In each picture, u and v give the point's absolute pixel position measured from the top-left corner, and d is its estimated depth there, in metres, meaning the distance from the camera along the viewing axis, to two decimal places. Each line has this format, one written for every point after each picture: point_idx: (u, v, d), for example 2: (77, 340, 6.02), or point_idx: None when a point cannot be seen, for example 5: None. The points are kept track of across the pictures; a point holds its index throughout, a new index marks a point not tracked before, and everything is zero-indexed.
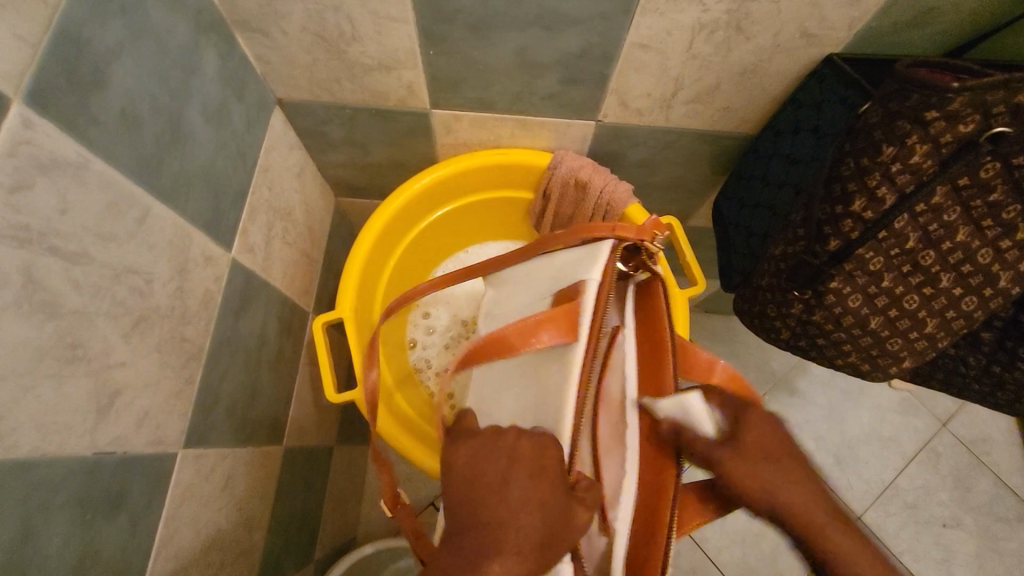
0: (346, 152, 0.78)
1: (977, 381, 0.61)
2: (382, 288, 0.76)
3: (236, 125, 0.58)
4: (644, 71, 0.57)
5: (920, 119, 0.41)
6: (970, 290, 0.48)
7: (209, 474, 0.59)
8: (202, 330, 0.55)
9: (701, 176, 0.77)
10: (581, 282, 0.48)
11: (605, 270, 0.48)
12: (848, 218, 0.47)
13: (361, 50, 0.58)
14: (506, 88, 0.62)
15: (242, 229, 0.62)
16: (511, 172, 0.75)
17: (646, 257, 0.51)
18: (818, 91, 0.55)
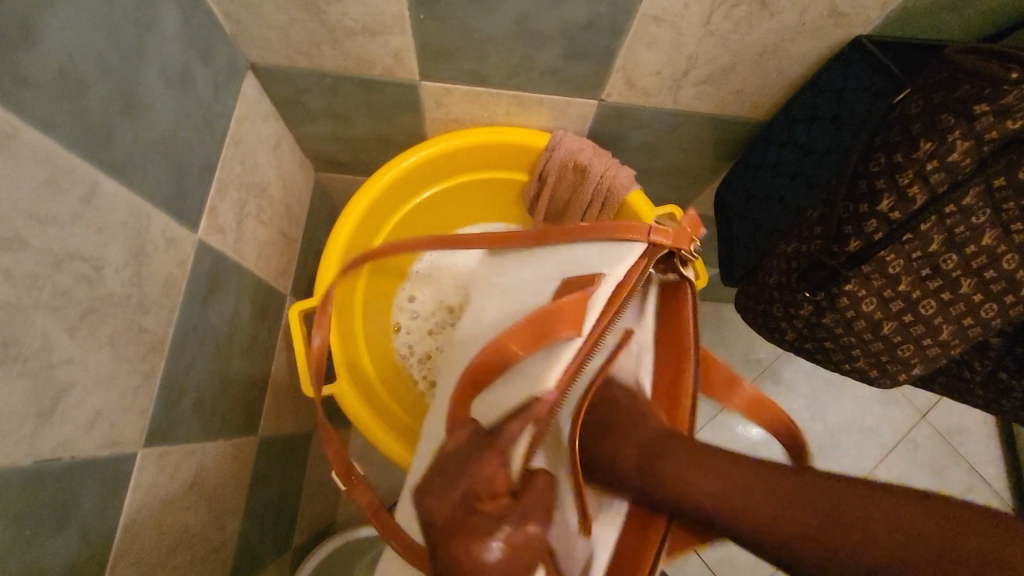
0: (327, 124, 0.72)
1: (981, 387, 0.60)
2: (366, 272, 0.71)
3: (202, 91, 0.52)
4: (655, 47, 0.53)
5: (966, 113, 0.38)
6: (990, 297, 0.44)
7: (175, 471, 0.54)
8: (164, 319, 0.50)
9: (703, 162, 0.73)
10: (599, 275, 0.44)
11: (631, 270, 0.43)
12: (873, 218, 0.44)
13: (342, 12, 0.52)
14: (503, 60, 0.57)
15: (210, 207, 0.57)
16: (507, 152, 0.70)
17: (680, 265, 0.43)
18: (841, 76, 0.51)
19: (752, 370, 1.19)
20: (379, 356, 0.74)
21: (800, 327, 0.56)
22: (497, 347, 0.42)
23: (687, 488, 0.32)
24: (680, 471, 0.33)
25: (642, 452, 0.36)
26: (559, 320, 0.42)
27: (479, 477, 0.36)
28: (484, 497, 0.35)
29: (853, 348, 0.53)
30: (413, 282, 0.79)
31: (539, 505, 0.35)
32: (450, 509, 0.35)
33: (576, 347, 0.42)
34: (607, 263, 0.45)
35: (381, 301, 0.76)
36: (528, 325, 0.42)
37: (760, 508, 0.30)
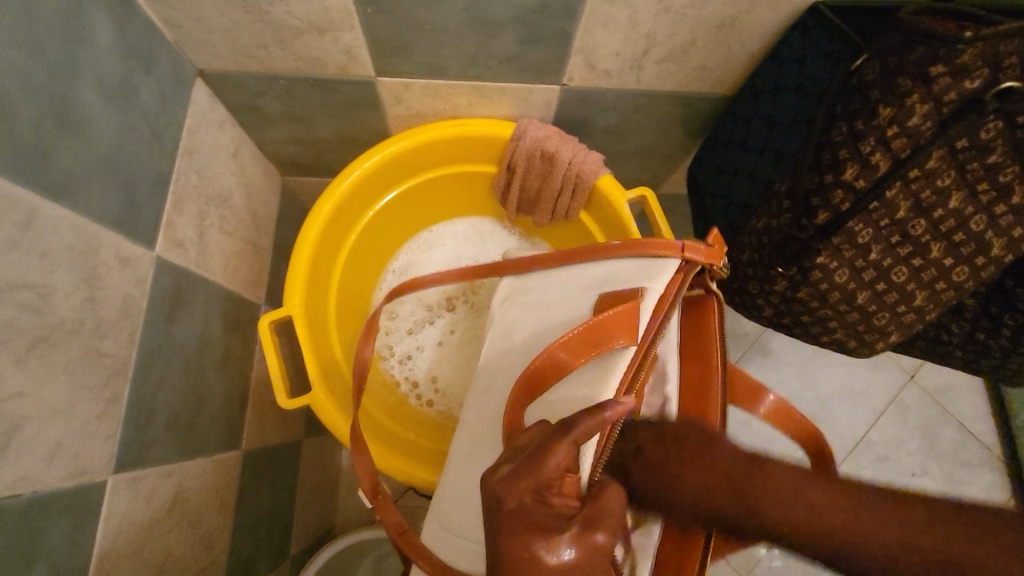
0: (287, 127, 0.70)
1: (960, 349, 0.59)
2: (338, 277, 0.70)
3: (147, 103, 0.50)
4: (611, 27, 0.51)
5: (924, 75, 0.37)
6: (961, 260, 0.45)
7: (150, 494, 0.53)
8: (124, 341, 0.49)
9: (673, 141, 0.72)
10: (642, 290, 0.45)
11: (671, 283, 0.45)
12: (839, 187, 0.43)
13: (286, 10, 0.50)
14: (459, 50, 0.55)
15: (167, 222, 0.55)
16: (473, 145, 0.68)
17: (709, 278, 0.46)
18: (801, 46, 0.50)
19: (740, 344, 1.19)
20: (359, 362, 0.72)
21: (776, 304, 0.55)
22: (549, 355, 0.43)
23: (716, 458, 0.33)
24: (770, 484, 0.31)
25: (671, 446, 0.35)
26: (614, 330, 0.42)
27: (547, 468, 0.32)
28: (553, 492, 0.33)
29: (829, 321, 0.53)
30: (389, 283, 0.79)
31: (609, 516, 0.33)
32: (519, 502, 0.32)
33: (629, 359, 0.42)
34: (640, 279, 0.46)
35: (358, 305, 0.75)
36: (582, 336, 0.42)
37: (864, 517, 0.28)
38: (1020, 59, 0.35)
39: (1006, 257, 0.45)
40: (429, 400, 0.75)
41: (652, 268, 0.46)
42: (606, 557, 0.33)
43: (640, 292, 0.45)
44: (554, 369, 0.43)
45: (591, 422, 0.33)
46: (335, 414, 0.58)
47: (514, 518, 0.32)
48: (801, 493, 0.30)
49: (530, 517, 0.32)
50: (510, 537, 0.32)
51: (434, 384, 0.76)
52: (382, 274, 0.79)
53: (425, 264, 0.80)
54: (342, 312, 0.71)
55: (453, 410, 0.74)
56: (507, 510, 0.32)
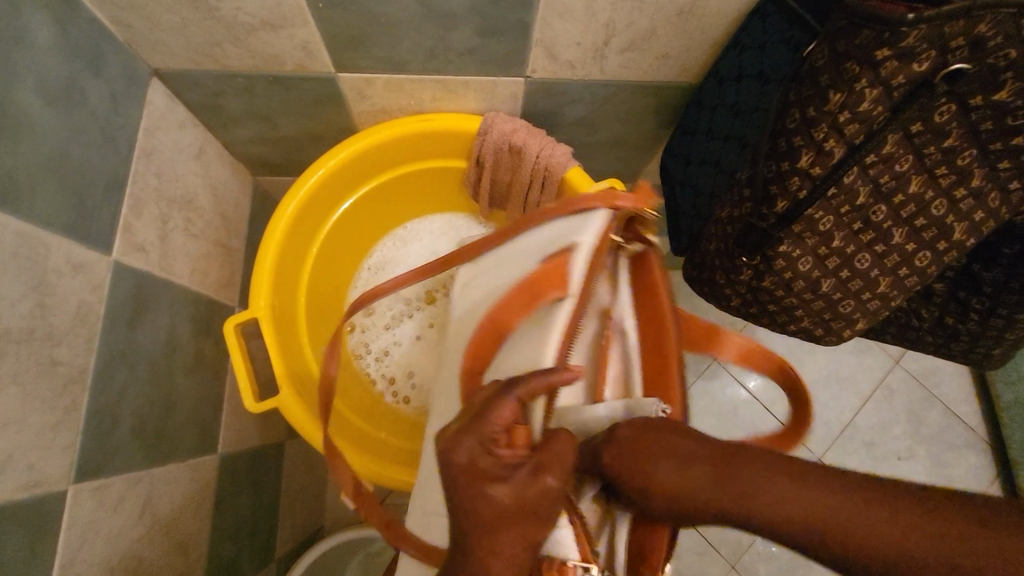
0: (251, 126, 0.69)
1: (930, 334, 0.60)
2: (308, 276, 0.69)
3: (96, 105, 0.49)
4: (569, 17, 0.50)
5: (870, 59, 0.36)
6: (924, 245, 0.45)
7: (117, 502, 0.53)
8: (81, 349, 0.48)
9: (645, 131, 0.71)
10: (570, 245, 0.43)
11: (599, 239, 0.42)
12: (795, 175, 0.42)
13: (236, 6, 0.49)
14: (417, 44, 0.54)
15: (125, 226, 0.54)
16: (440, 140, 0.67)
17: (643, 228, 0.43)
18: (760, 32, 0.49)
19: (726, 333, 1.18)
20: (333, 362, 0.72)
21: (745, 294, 0.55)
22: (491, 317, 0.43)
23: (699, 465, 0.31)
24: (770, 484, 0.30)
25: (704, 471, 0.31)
26: (547, 281, 0.41)
27: (493, 419, 0.33)
28: (500, 445, 0.33)
29: (796, 309, 0.53)
30: (365, 280, 0.77)
31: (558, 461, 0.32)
32: (467, 453, 0.32)
33: (565, 313, 0.40)
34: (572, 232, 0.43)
35: (330, 304, 0.74)
36: (520, 292, 0.42)
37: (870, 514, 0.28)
38: (968, 40, 0.34)
39: (967, 241, 0.45)
40: (406, 397, 0.75)
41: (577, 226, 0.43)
42: (558, 502, 0.32)
43: (571, 247, 0.42)
44: (500, 326, 0.43)
45: (535, 381, 0.34)
46: (302, 417, 0.58)
47: (459, 472, 0.32)
48: (804, 493, 0.29)
49: (477, 473, 0.32)
50: (457, 493, 0.32)
51: (412, 381, 0.75)
52: (358, 270, 0.78)
53: (400, 261, 0.78)
54: (313, 312, 0.70)
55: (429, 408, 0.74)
56: (455, 463, 0.32)
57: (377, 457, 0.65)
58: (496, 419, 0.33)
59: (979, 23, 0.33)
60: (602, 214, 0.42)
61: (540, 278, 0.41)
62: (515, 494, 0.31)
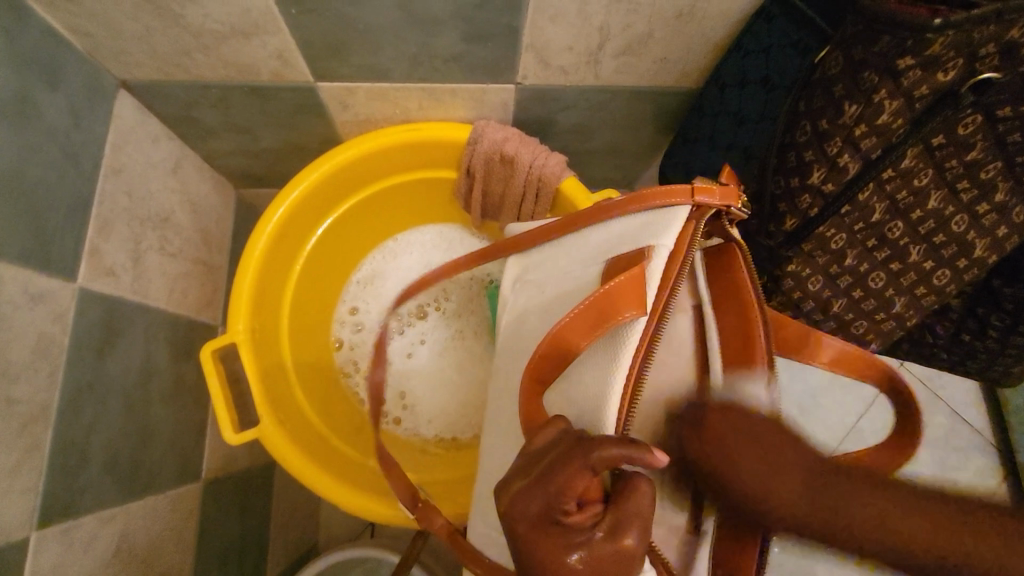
0: (230, 138, 0.66)
1: (945, 350, 0.57)
2: (290, 296, 0.66)
3: (53, 121, 0.46)
4: (561, 21, 0.47)
5: (890, 69, 0.33)
6: (942, 263, 0.42)
7: (89, 543, 0.50)
8: (42, 385, 0.45)
9: (642, 138, 0.68)
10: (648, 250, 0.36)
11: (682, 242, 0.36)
12: (806, 192, 0.39)
13: (202, 14, 0.45)
14: (400, 51, 0.51)
15: (92, 249, 0.51)
16: (428, 150, 0.64)
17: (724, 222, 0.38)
18: (766, 34, 0.46)
19: None
20: (320, 384, 0.68)
21: None
22: (555, 339, 0.34)
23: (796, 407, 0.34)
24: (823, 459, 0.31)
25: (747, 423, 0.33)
26: (621, 297, 0.33)
27: (567, 485, 0.29)
28: (569, 510, 0.30)
29: None
30: (354, 294, 0.74)
31: (635, 517, 0.30)
32: (536, 512, 0.30)
33: (640, 334, 0.34)
34: (642, 234, 0.38)
35: (314, 323, 0.70)
36: (586, 319, 0.34)
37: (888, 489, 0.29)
38: (998, 47, 0.31)
39: (988, 258, 0.42)
40: (397, 418, 0.72)
41: (655, 225, 0.37)
42: (637, 562, 0.29)
43: (648, 252, 0.36)
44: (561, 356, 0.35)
45: (608, 453, 0.29)
46: (282, 447, 0.54)
47: (526, 535, 0.30)
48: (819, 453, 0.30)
49: (541, 543, 0.30)
50: (526, 557, 0.30)
51: (402, 400, 0.72)
52: (346, 284, 0.75)
53: (388, 275, 0.75)
54: (299, 331, 0.67)
55: (421, 429, 0.72)
56: (522, 533, 0.30)
57: (369, 485, 0.59)
58: (570, 487, 0.29)
59: (1010, 28, 0.30)
60: (684, 210, 0.37)
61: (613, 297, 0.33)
62: (590, 561, 0.29)
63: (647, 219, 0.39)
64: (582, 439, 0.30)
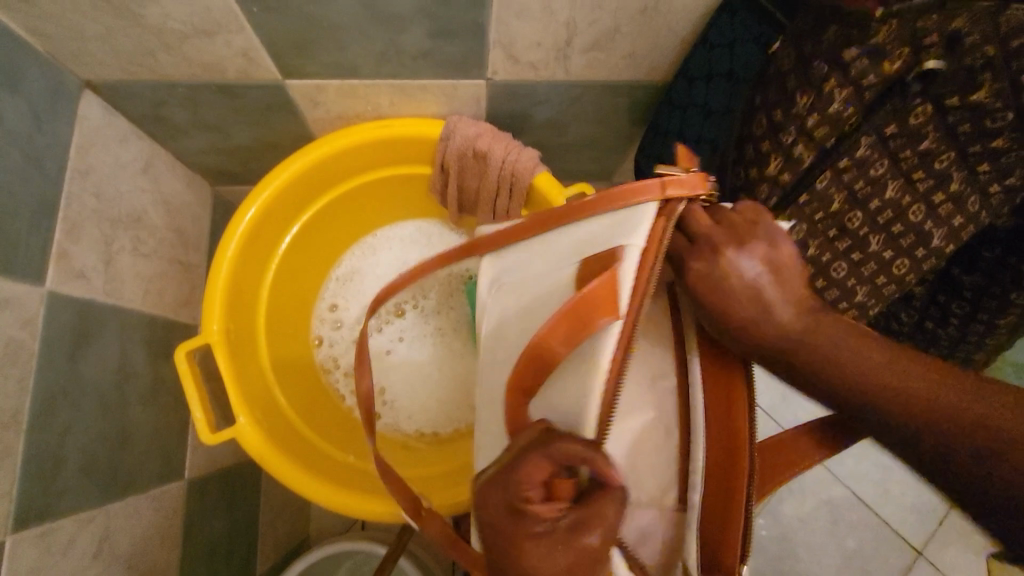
0: (202, 137, 0.65)
1: (910, 338, 0.58)
2: (267, 295, 0.66)
3: (14, 124, 0.45)
4: (526, 17, 0.47)
5: (838, 60, 0.34)
6: (902, 252, 0.43)
7: (67, 546, 0.50)
8: (12, 391, 0.45)
9: (617, 131, 0.68)
10: (619, 250, 0.33)
11: (651, 242, 0.33)
12: (764, 182, 0.40)
13: (162, 13, 0.45)
14: (366, 49, 0.51)
15: (60, 252, 0.50)
16: (401, 146, 0.64)
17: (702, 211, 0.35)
18: (729, 29, 0.46)
19: None
20: (298, 380, 0.68)
21: None
22: (535, 349, 0.32)
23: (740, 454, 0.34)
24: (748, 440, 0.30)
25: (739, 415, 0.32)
26: (598, 301, 0.31)
27: (527, 478, 0.28)
28: (532, 501, 0.29)
29: None
30: (335, 290, 0.74)
31: (600, 519, 0.28)
32: (499, 506, 0.29)
33: (612, 339, 0.32)
34: (617, 233, 0.34)
35: (292, 321, 0.71)
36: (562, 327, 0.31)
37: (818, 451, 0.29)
38: (941, 37, 0.32)
39: (947, 248, 0.43)
40: (376, 413, 0.73)
41: (627, 221, 0.34)
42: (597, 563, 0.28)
43: (619, 252, 0.33)
44: (539, 362, 0.32)
45: (573, 448, 0.28)
46: (260, 445, 0.54)
47: (490, 525, 0.29)
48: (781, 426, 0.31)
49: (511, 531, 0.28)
50: (495, 547, 0.29)
51: (383, 395, 0.73)
52: (325, 281, 0.75)
53: (367, 272, 0.75)
54: (280, 328, 0.68)
55: (402, 423, 0.72)
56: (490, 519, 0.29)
57: (345, 481, 0.59)
58: (534, 479, 0.28)
59: (953, 19, 0.31)
60: (651, 206, 0.34)
61: (584, 303, 0.31)
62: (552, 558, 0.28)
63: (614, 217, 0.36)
64: (550, 429, 0.30)
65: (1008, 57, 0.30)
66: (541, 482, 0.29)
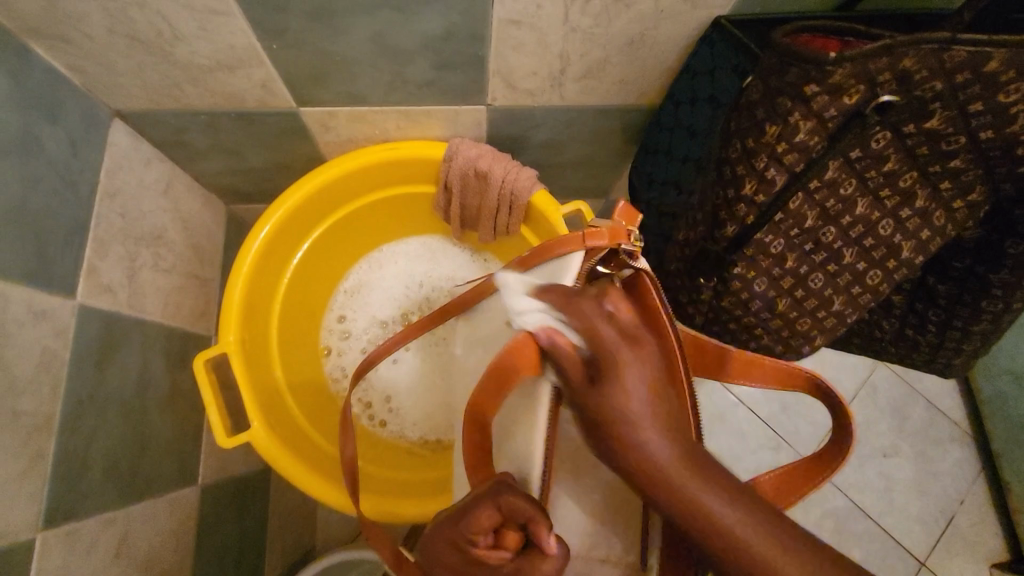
0: (220, 160, 0.69)
1: (893, 345, 0.61)
2: (279, 308, 0.69)
3: (53, 151, 0.50)
4: (522, 50, 0.51)
5: (801, 94, 0.37)
6: (874, 263, 0.46)
7: (91, 546, 0.52)
8: (46, 397, 0.48)
9: (612, 150, 0.72)
10: None
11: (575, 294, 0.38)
12: (741, 202, 0.43)
13: (190, 50, 0.49)
14: (375, 79, 0.55)
15: (89, 268, 0.54)
16: (406, 166, 0.68)
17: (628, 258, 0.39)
18: (710, 58, 0.50)
19: None
20: (307, 389, 0.71)
21: (705, 314, 0.55)
22: (473, 410, 0.38)
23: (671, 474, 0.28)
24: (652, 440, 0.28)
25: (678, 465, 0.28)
26: (520, 359, 0.35)
27: (477, 522, 0.33)
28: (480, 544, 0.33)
29: (755, 327, 0.53)
30: (342, 303, 0.78)
31: (539, 573, 0.32)
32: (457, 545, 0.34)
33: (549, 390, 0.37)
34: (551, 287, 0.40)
35: (302, 332, 0.74)
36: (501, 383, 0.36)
37: (716, 505, 0.26)
38: (893, 74, 0.35)
39: (915, 259, 0.46)
40: (383, 420, 0.76)
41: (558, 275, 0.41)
42: None
43: None
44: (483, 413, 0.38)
45: (519, 504, 0.33)
46: (274, 450, 0.57)
47: (448, 560, 0.34)
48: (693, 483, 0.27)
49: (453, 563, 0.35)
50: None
51: (388, 404, 0.76)
52: (334, 294, 0.78)
53: (375, 285, 0.79)
54: (289, 342, 0.71)
55: (407, 430, 0.75)
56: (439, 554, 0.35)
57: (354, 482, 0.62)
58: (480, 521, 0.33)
59: (902, 58, 0.34)
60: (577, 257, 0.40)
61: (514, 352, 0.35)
62: None
63: (553, 267, 0.42)
64: (497, 481, 0.35)
65: (954, 90, 0.35)
66: (490, 529, 0.33)
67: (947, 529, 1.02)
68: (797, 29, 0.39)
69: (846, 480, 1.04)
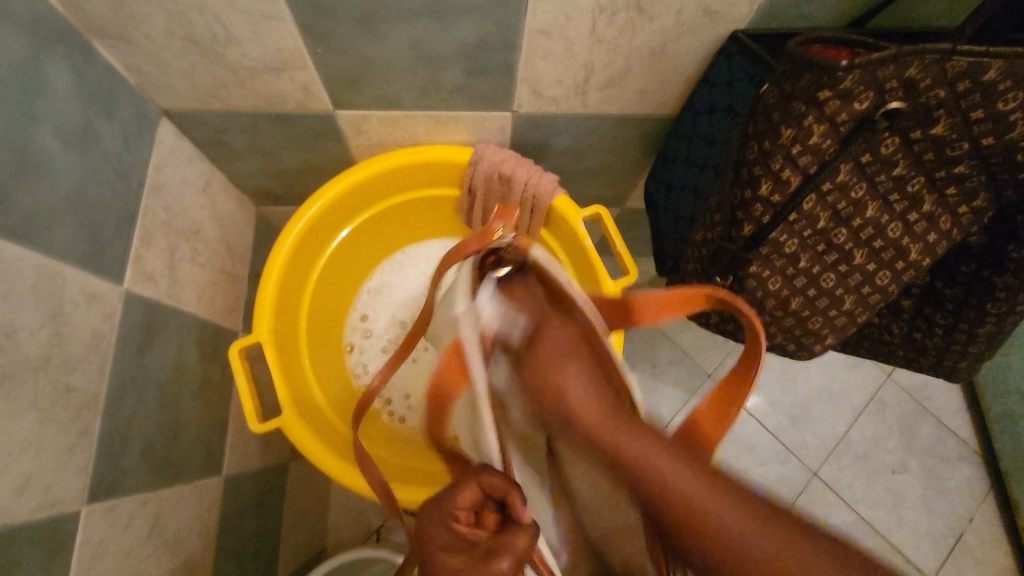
0: (255, 160, 0.73)
1: (901, 348, 0.63)
2: (307, 303, 0.72)
3: (109, 144, 0.53)
4: (550, 59, 0.54)
5: (814, 99, 0.40)
6: (883, 264, 0.49)
7: (127, 522, 0.55)
8: (94, 375, 0.51)
9: (629, 159, 0.75)
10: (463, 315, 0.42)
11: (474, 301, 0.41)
12: (757, 202, 0.46)
13: (241, 53, 0.53)
14: (410, 84, 0.58)
15: (136, 256, 0.57)
16: (432, 169, 0.71)
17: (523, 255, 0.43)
18: (727, 70, 0.53)
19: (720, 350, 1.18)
20: (330, 381, 0.73)
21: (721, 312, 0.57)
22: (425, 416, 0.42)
23: (640, 463, 0.32)
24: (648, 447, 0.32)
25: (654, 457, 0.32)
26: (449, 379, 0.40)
27: (458, 497, 0.34)
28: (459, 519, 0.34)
29: (769, 325, 0.55)
30: (365, 301, 0.81)
31: (513, 546, 0.32)
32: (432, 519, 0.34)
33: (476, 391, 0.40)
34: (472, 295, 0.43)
35: (327, 328, 0.76)
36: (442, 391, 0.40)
37: (693, 491, 0.29)
38: (900, 82, 0.37)
39: (922, 261, 0.49)
40: (401, 416, 0.78)
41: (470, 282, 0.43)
42: None
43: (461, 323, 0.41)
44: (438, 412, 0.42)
45: (497, 481, 0.35)
46: (303, 435, 0.60)
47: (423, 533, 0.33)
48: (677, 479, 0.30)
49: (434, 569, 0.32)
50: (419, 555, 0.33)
51: (407, 400, 0.78)
52: (357, 293, 0.81)
53: (397, 285, 0.82)
54: (315, 335, 0.73)
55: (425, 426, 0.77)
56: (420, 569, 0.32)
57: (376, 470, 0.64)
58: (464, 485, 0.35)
59: (908, 67, 0.37)
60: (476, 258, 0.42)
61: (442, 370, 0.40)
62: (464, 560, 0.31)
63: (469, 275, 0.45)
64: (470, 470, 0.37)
65: (957, 98, 0.37)
66: (469, 506, 0.34)
67: (956, 546, 1.02)
68: (811, 40, 0.41)
69: (855, 493, 1.05)
